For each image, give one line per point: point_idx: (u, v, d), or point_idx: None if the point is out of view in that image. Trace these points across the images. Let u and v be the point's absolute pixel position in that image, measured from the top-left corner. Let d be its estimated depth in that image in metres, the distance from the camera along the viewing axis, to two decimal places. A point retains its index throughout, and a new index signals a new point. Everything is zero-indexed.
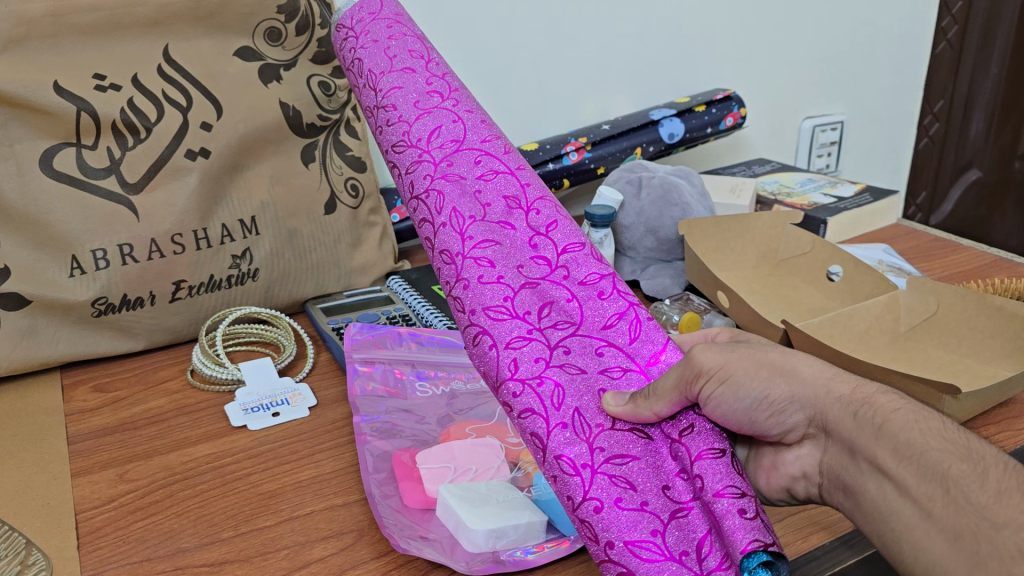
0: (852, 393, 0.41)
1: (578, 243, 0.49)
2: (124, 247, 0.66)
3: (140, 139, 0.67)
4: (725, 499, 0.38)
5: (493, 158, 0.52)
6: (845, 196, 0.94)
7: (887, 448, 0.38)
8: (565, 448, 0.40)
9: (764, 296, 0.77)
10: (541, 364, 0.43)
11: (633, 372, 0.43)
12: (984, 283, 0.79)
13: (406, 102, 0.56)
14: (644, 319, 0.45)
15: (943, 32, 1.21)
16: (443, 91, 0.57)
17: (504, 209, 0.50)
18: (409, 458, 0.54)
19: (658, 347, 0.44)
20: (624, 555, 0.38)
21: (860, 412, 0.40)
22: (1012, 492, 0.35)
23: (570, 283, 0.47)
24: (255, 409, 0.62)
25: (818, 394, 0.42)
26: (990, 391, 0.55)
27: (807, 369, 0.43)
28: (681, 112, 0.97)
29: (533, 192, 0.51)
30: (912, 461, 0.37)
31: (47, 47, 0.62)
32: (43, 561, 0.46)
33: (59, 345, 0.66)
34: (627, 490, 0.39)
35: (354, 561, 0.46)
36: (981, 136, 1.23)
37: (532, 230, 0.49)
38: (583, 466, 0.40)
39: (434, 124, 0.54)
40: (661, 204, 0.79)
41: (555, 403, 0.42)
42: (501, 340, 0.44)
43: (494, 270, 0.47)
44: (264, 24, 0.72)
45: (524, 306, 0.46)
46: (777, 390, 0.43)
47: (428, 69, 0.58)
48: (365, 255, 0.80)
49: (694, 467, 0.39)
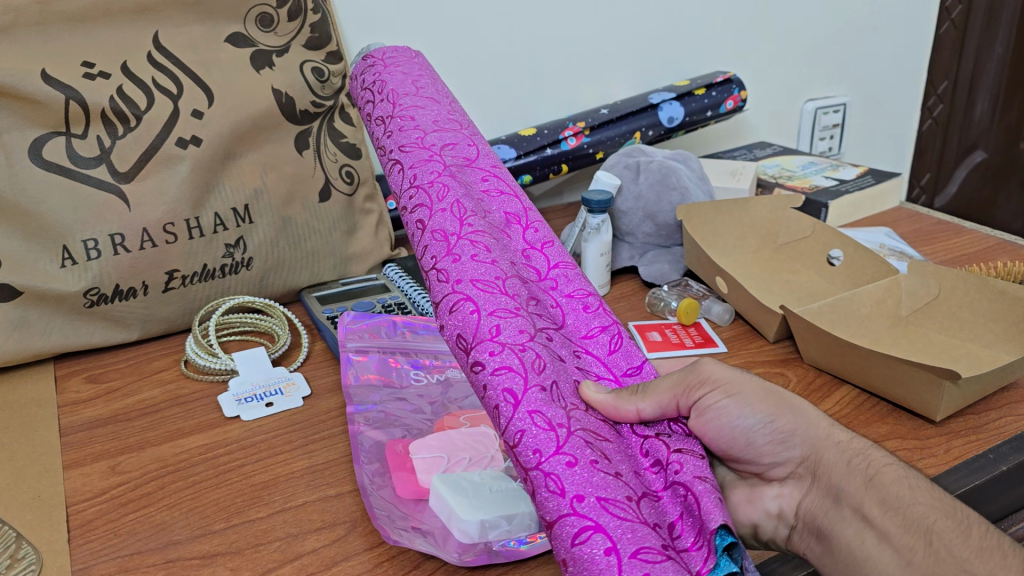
0: (850, 441, 0.44)
1: (570, 263, 0.48)
2: (116, 237, 0.65)
3: (130, 127, 0.66)
4: (704, 482, 0.38)
5: (501, 180, 0.53)
6: (846, 179, 0.93)
7: (874, 500, 0.41)
8: (541, 406, 0.39)
9: (764, 281, 0.76)
10: (525, 336, 0.42)
11: (606, 380, 0.44)
12: (987, 267, 0.78)
13: (426, 119, 0.56)
14: (625, 338, 0.46)
15: (947, 11, 1.18)
16: (464, 122, 0.57)
17: (503, 222, 0.50)
18: (402, 448, 0.54)
19: (636, 364, 0.45)
20: (594, 510, 0.35)
21: (854, 460, 0.43)
22: (993, 550, 0.39)
23: (557, 294, 0.46)
24: (248, 400, 0.61)
25: (820, 434, 0.44)
26: (992, 375, 0.54)
27: (812, 412, 0.45)
28: (681, 95, 0.95)
29: (534, 215, 0.51)
30: (897, 513, 0.40)
31: (34, 35, 0.61)
32: (33, 555, 0.45)
33: (52, 336, 0.65)
34: (603, 458, 0.38)
35: (347, 553, 0.46)
36: (986, 116, 1.20)
37: (527, 243, 0.49)
38: (558, 425, 0.38)
39: (450, 140, 0.55)
40: (660, 188, 0.77)
41: (536, 368, 0.40)
42: (486, 309, 0.42)
43: (490, 253, 0.46)
44: (255, 10, 0.70)
45: (513, 289, 0.44)
46: (782, 420, 0.44)
47: (449, 104, 0.60)
48: (360, 243, 0.79)
49: (669, 457, 0.40)
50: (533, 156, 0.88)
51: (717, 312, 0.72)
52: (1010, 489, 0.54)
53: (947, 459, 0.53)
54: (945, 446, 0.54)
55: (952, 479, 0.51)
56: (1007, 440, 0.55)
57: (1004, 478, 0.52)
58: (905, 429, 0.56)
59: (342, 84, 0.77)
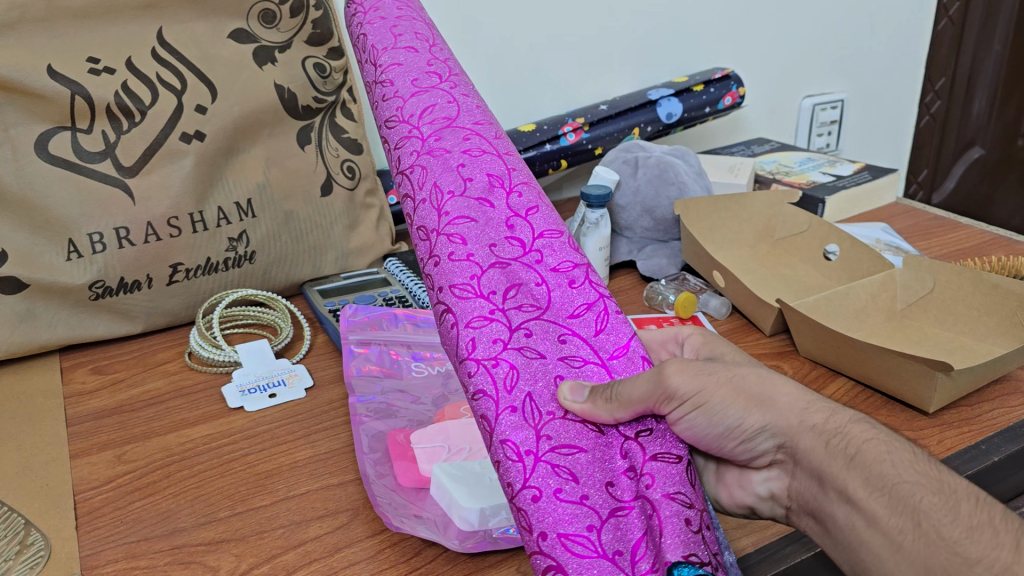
0: (825, 422, 0.41)
1: (556, 229, 0.47)
2: (121, 231, 0.66)
3: (135, 122, 0.67)
4: (673, 504, 0.38)
5: (482, 138, 0.51)
6: (844, 174, 0.94)
7: (859, 479, 0.39)
8: (511, 433, 0.39)
9: (761, 275, 0.77)
10: (499, 346, 0.42)
11: (591, 364, 0.42)
12: (982, 261, 0.79)
13: (405, 80, 0.56)
14: (612, 312, 0.44)
15: (944, 8, 1.19)
16: (444, 75, 0.56)
17: (486, 185, 0.48)
18: (403, 437, 0.55)
19: (623, 343, 0.43)
20: (555, 548, 0.36)
21: (832, 440, 0.41)
22: (983, 528, 0.37)
23: (541, 267, 0.45)
24: (252, 391, 0.62)
25: (791, 424, 0.42)
26: (985, 366, 0.55)
27: (782, 398, 0.42)
28: (679, 91, 0.96)
29: (518, 176, 0.49)
30: (884, 492, 0.38)
31: (40, 31, 0.62)
32: (42, 542, 0.46)
33: (58, 328, 0.66)
34: (569, 481, 0.38)
35: (350, 540, 0.47)
36: (984, 112, 1.21)
37: (511, 211, 0.47)
38: (526, 452, 0.38)
39: (428, 102, 0.53)
40: (658, 182, 0.78)
41: (507, 386, 0.40)
42: (464, 317, 0.43)
43: (466, 246, 0.45)
44: (257, 7, 0.71)
45: (490, 286, 0.44)
46: (752, 419, 0.42)
47: (430, 53, 0.58)
48: (361, 237, 0.80)
49: (644, 467, 0.39)
50: (533, 152, 0.89)
51: (714, 306, 0.73)
52: (1003, 479, 0.56)
53: (941, 450, 0.54)
54: (938, 437, 0.55)
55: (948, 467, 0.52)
56: (1000, 431, 0.55)
57: (997, 468, 0.53)
58: (900, 420, 0.57)
59: (344, 80, 0.78)
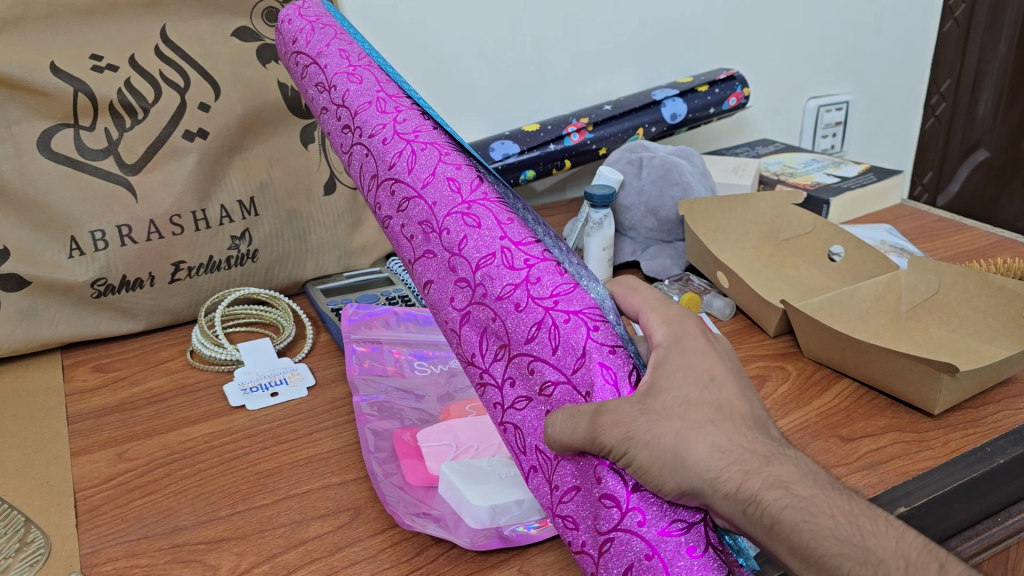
0: (739, 488, 0.35)
1: (490, 253, 0.43)
2: (123, 229, 0.66)
3: (138, 119, 0.66)
4: (671, 539, 0.36)
5: (402, 181, 0.48)
6: (848, 176, 0.94)
7: (784, 547, 0.34)
8: (538, 489, 0.42)
9: (764, 275, 0.77)
10: (501, 408, 0.43)
11: (562, 386, 0.40)
12: (987, 263, 0.79)
13: (339, 147, 0.54)
14: (562, 322, 0.40)
15: (949, 10, 1.19)
16: (350, 122, 0.53)
17: (425, 236, 0.47)
18: (409, 437, 0.55)
19: (579, 350, 0.39)
20: None
21: (749, 509, 0.35)
22: None
23: (490, 301, 0.43)
24: (254, 389, 0.62)
25: (704, 488, 0.35)
26: (992, 368, 0.55)
27: (694, 460, 0.35)
28: (683, 92, 0.96)
29: (443, 208, 0.46)
30: (811, 562, 0.34)
31: (44, 28, 0.62)
32: (41, 539, 0.46)
33: (59, 326, 0.66)
34: (571, 529, 0.40)
35: (351, 539, 0.46)
36: (989, 116, 1.21)
37: (448, 253, 0.45)
38: (550, 509, 0.42)
39: (358, 166, 0.52)
40: (662, 183, 0.78)
41: (521, 447, 0.42)
42: (474, 388, 0.45)
43: (444, 314, 0.46)
44: (262, 5, 0.71)
45: (470, 349, 0.44)
46: (668, 485, 0.35)
47: (334, 101, 0.54)
48: (365, 236, 0.79)
49: (629, 502, 0.37)
50: (537, 151, 0.88)
51: (719, 307, 0.73)
52: (1007, 483, 0.55)
53: (944, 453, 0.53)
54: (943, 440, 0.55)
55: (949, 472, 0.51)
56: (1004, 434, 0.55)
57: (1002, 472, 0.53)
58: (904, 423, 0.57)
59: None
